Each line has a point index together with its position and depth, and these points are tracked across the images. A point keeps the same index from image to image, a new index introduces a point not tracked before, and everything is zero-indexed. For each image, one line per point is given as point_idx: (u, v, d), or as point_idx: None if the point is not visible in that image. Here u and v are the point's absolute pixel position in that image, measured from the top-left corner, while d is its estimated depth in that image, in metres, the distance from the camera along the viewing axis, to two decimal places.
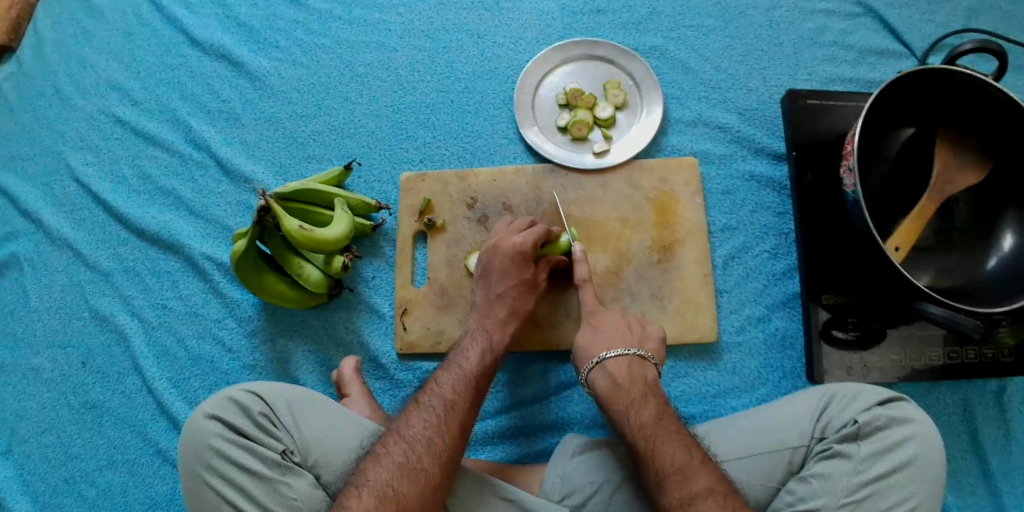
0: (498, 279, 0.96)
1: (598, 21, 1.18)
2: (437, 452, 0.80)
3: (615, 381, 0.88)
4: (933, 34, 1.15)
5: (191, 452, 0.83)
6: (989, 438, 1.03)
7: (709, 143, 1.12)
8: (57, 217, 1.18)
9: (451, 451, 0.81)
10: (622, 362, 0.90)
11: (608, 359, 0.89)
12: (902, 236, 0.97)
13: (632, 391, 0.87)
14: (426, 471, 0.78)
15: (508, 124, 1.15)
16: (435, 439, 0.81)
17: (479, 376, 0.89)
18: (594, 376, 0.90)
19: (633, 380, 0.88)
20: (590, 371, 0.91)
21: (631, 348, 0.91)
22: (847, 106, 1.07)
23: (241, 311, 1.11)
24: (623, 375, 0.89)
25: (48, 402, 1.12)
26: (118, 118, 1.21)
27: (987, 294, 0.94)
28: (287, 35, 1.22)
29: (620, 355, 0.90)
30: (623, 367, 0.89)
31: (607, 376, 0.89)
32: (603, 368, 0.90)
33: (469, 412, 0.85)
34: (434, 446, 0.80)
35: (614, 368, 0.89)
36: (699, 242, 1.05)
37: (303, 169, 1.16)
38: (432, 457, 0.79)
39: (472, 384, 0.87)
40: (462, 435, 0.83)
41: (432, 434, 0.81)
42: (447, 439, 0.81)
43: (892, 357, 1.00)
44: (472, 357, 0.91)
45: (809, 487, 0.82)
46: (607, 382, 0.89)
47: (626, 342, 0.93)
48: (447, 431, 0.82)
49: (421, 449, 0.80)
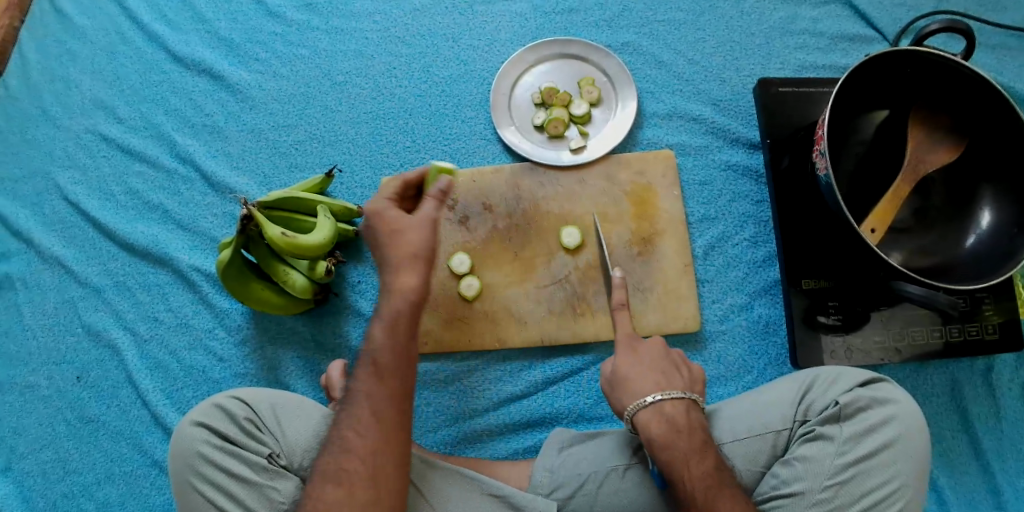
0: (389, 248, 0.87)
1: (571, 20, 1.19)
2: (349, 450, 0.79)
3: (675, 426, 0.81)
4: (904, 18, 1.16)
5: (178, 459, 0.84)
6: (979, 417, 1.03)
7: (685, 135, 1.13)
8: (48, 236, 1.20)
9: (366, 445, 0.79)
10: (680, 405, 0.83)
11: (665, 401, 0.82)
12: (877, 218, 0.97)
13: (692, 439, 0.80)
14: (345, 470, 0.78)
15: (485, 126, 1.16)
16: (346, 437, 0.79)
17: (380, 352, 0.83)
18: (645, 418, 0.83)
19: (692, 428, 0.82)
20: (641, 412, 0.83)
21: (686, 390, 0.85)
22: (819, 92, 1.08)
23: (230, 321, 1.13)
24: (681, 421, 0.82)
25: (45, 418, 1.13)
26: (104, 136, 1.23)
27: (964, 272, 0.95)
28: (266, 47, 1.24)
29: (677, 398, 0.84)
30: (682, 410, 0.83)
31: (665, 421, 0.82)
32: (659, 410, 0.83)
33: (379, 395, 0.81)
34: (348, 444, 0.79)
35: (674, 413, 0.82)
36: (678, 232, 1.07)
37: (286, 178, 1.18)
38: (349, 456, 0.78)
39: (373, 365, 0.82)
40: (373, 423, 0.79)
41: (343, 432, 0.80)
42: (358, 431, 0.79)
43: (875, 339, 1.00)
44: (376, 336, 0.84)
45: (793, 471, 0.81)
46: (664, 426, 0.81)
47: (674, 383, 0.86)
48: (356, 424, 0.80)
49: (337, 451, 0.79)
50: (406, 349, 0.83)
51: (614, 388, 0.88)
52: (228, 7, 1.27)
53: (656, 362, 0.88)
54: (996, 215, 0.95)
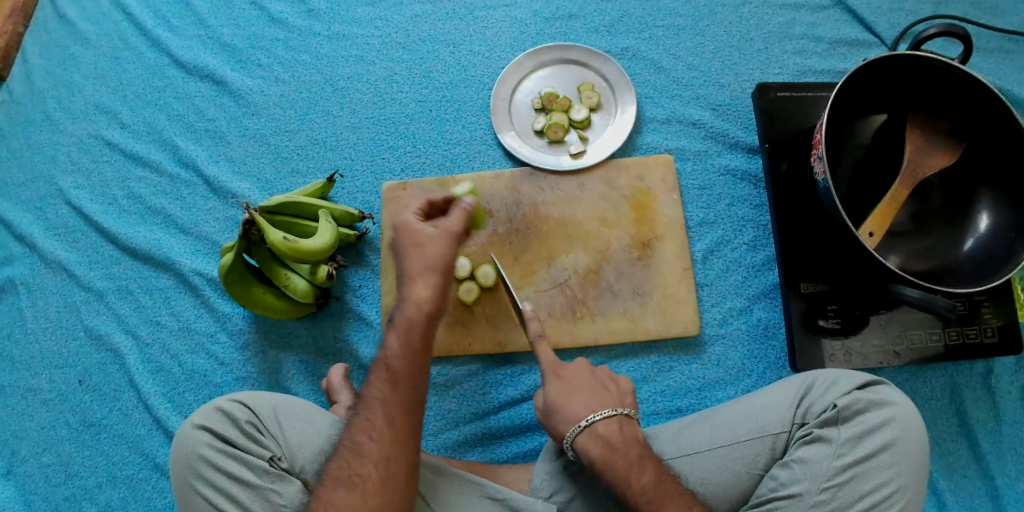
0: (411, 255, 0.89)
1: (571, 26, 1.20)
2: (360, 454, 0.80)
3: (610, 445, 0.83)
4: (902, 22, 1.17)
5: (181, 462, 0.85)
6: (978, 420, 1.03)
7: (684, 140, 1.14)
8: (51, 240, 1.20)
9: (379, 450, 0.80)
10: (612, 423, 0.85)
11: (599, 421, 0.84)
12: (875, 222, 0.97)
13: (630, 454, 0.83)
14: (359, 475, 0.79)
15: (486, 131, 1.17)
16: (359, 442, 0.81)
17: (393, 360, 0.85)
18: (582, 440, 0.84)
19: (628, 443, 0.84)
20: (579, 434, 0.84)
21: (616, 406, 0.87)
22: (817, 97, 1.08)
23: (232, 324, 1.13)
24: (616, 438, 0.84)
25: (47, 421, 1.13)
26: (107, 141, 1.24)
27: (962, 276, 0.95)
28: (268, 53, 1.25)
29: (609, 416, 0.85)
30: (614, 428, 0.85)
31: (600, 440, 0.84)
32: (593, 431, 0.84)
33: (393, 402, 0.83)
34: (360, 449, 0.80)
35: (608, 431, 0.84)
36: (677, 237, 1.07)
37: (288, 183, 1.18)
38: (361, 461, 0.80)
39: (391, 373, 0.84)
40: (386, 427, 0.81)
41: (355, 437, 0.82)
42: (370, 436, 0.81)
43: (874, 342, 1.00)
44: (391, 344, 0.86)
45: (791, 473, 0.82)
46: (600, 445, 0.84)
47: (608, 400, 0.87)
48: (369, 429, 0.81)
49: (348, 455, 0.80)
50: (418, 357, 0.85)
51: (547, 415, 0.88)
52: (231, 13, 1.28)
53: (584, 381, 0.89)
54: (994, 219, 0.96)
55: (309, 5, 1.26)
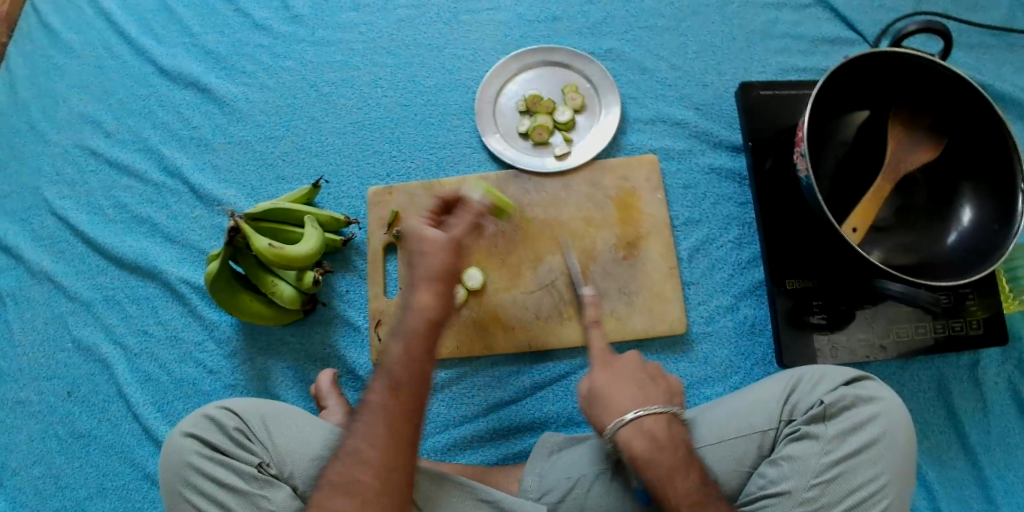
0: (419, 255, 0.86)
1: (554, 29, 1.21)
2: (365, 461, 0.78)
3: (656, 442, 0.81)
4: (883, 19, 1.18)
5: (170, 470, 0.85)
6: (966, 412, 1.04)
7: (669, 140, 1.14)
8: (37, 251, 1.20)
9: (385, 458, 0.78)
10: (661, 420, 0.82)
11: (648, 417, 0.81)
12: (859, 216, 0.99)
13: (677, 455, 0.80)
14: (361, 481, 0.77)
15: (471, 134, 1.17)
16: (364, 449, 0.78)
17: (399, 369, 0.82)
18: (625, 436, 0.81)
19: (672, 442, 0.81)
20: (625, 428, 0.81)
21: (667, 404, 0.84)
22: (798, 94, 1.09)
23: (220, 332, 1.13)
24: (662, 436, 0.81)
25: (35, 433, 1.13)
26: (92, 150, 1.24)
27: (947, 270, 0.96)
28: (253, 60, 1.25)
29: (660, 413, 0.83)
30: (661, 425, 0.82)
31: (647, 437, 0.81)
32: (640, 426, 0.81)
33: (399, 411, 0.80)
34: (363, 455, 0.78)
35: (654, 428, 0.82)
36: (662, 236, 1.08)
37: (274, 190, 1.18)
38: (361, 467, 0.77)
39: (392, 380, 0.81)
40: (389, 437, 0.79)
41: (360, 443, 0.79)
42: (376, 443, 0.78)
43: (860, 337, 1.01)
44: (394, 349, 0.83)
45: (779, 470, 0.82)
46: (644, 442, 0.81)
47: (655, 396, 0.85)
48: (373, 437, 0.79)
49: (352, 461, 0.78)
50: (421, 366, 0.82)
51: (591, 406, 0.85)
52: (214, 21, 1.28)
53: (633, 376, 0.86)
54: (977, 212, 0.96)
55: (293, 11, 1.26)
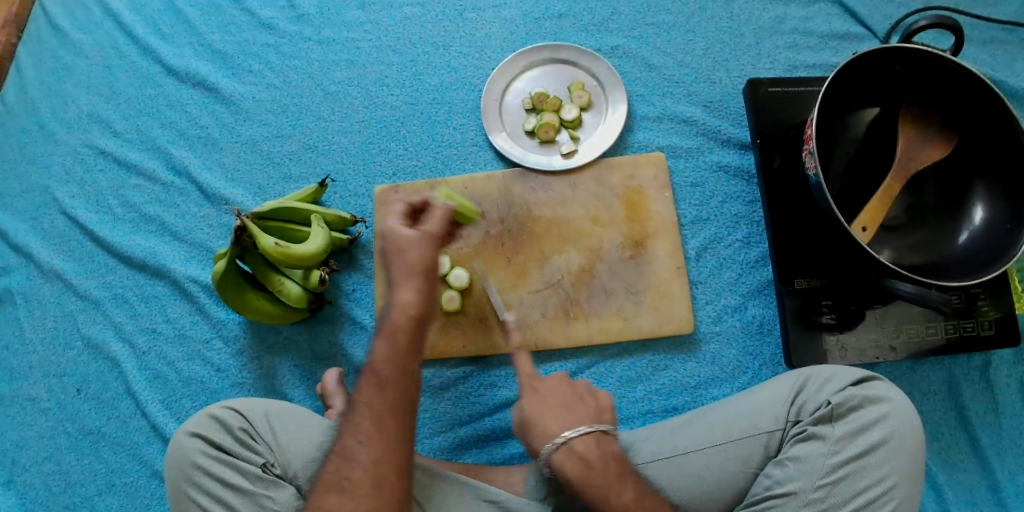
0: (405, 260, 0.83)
1: (560, 26, 1.20)
2: (353, 459, 0.77)
3: (586, 464, 0.80)
4: (894, 15, 1.16)
5: (176, 470, 0.85)
6: (977, 413, 1.03)
7: (676, 138, 1.13)
8: (47, 249, 1.21)
9: (374, 454, 0.77)
10: (590, 440, 0.81)
11: (576, 440, 0.79)
12: (870, 214, 0.97)
13: (609, 473, 0.80)
14: (348, 479, 0.76)
15: (477, 132, 1.17)
16: (351, 445, 0.78)
17: (388, 367, 0.80)
18: (559, 458, 0.80)
19: (605, 461, 0.80)
20: (555, 452, 0.80)
21: (594, 423, 0.82)
22: (808, 91, 1.08)
23: (227, 330, 1.13)
24: (594, 457, 0.80)
25: (46, 430, 1.14)
26: (101, 150, 1.25)
27: (958, 269, 0.94)
28: (259, 59, 1.25)
29: (587, 434, 0.81)
30: (591, 445, 0.81)
31: (577, 459, 0.80)
32: (570, 449, 0.80)
33: (388, 408, 0.79)
34: (351, 452, 0.77)
35: (585, 449, 0.80)
36: (670, 235, 1.07)
37: (280, 188, 1.19)
38: (352, 465, 0.77)
39: (383, 376, 0.79)
40: (378, 434, 0.77)
41: (347, 442, 0.78)
42: (364, 441, 0.77)
43: (870, 337, 1.00)
44: (383, 348, 0.81)
45: (786, 471, 0.81)
46: (576, 465, 0.80)
47: (584, 416, 0.83)
48: (359, 434, 0.78)
49: (341, 459, 0.77)
50: (408, 361, 0.81)
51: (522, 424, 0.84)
52: (221, 20, 1.28)
53: (564, 399, 0.85)
54: (989, 211, 0.95)
55: (298, 10, 1.26)
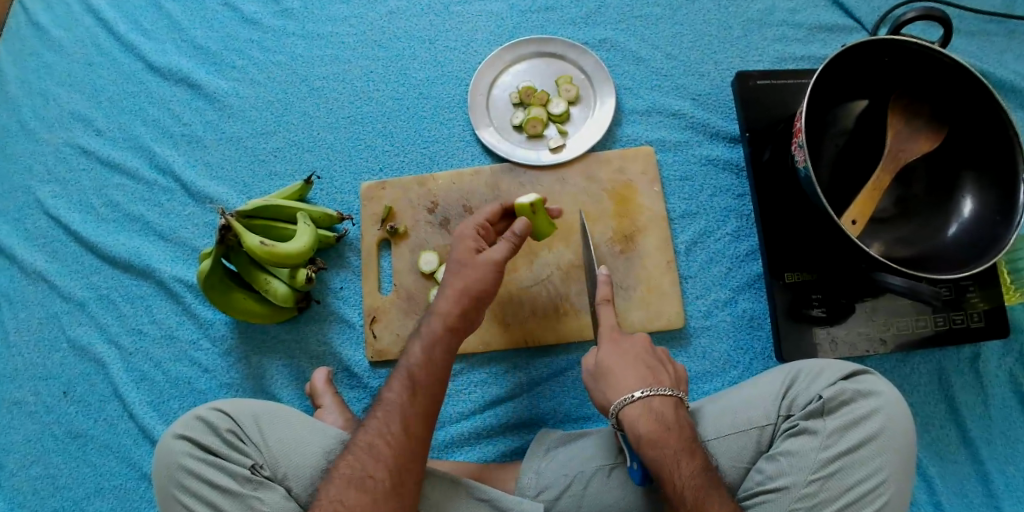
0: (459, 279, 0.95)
1: (547, 19, 1.19)
2: (381, 457, 0.80)
3: (664, 423, 0.81)
4: (882, 6, 1.16)
5: (164, 474, 0.84)
6: (967, 404, 1.03)
7: (665, 131, 1.13)
8: (30, 250, 1.19)
9: (397, 452, 0.81)
10: (668, 403, 0.82)
11: (658, 396, 0.82)
12: (859, 207, 0.96)
13: (683, 437, 0.80)
14: (372, 478, 0.79)
15: (464, 127, 1.16)
16: (378, 443, 0.81)
17: (415, 370, 0.85)
18: (633, 414, 0.81)
19: (681, 424, 0.81)
20: (630, 407, 0.82)
21: (674, 389, 0.84)
22: (796, 84, 1.07)
23: (214, 331, 1.12)
24: (671, 418, 0.81)
25: (33, 434, 1.12)
26: (83, 149, 1.23)
27: (945, 262, 0.95)
28: (243, 55, 1.23)
29: (667, 395, 0.83)
30: (669, 407, 0.82)
31: (653, 416, 0.81)
32: (648, 406, 0.81)
33: (413, 409, 0.83)
34: (376, 451, 0.81)
35: (663, 409, 0.82)
36: (659, 229, 1.06)
37: (265, 186, 1.17)
38: (377, 463, 0.80)
39: (410, 380, 0.84)
40: (404, 437, 0.81)
41: (373, 440, 0.82)
42: (390, 440, 0.81)
43: (860, 330, 1.00)
44: (414, 353, 0.86)
45: (777, 466, 0.81)
46: (652, 422, 0.80)
47: (661, 381, 0.84)
48: (387, 435, 0.81)
49: (365, 457, 0.80)
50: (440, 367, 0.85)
51: (598, 380, 0.86)
52: (204, 15, 1.26)
53: (641, 357, 0.86)
54: (978, 204, 0.94)
55: (282, 5, 1.24)
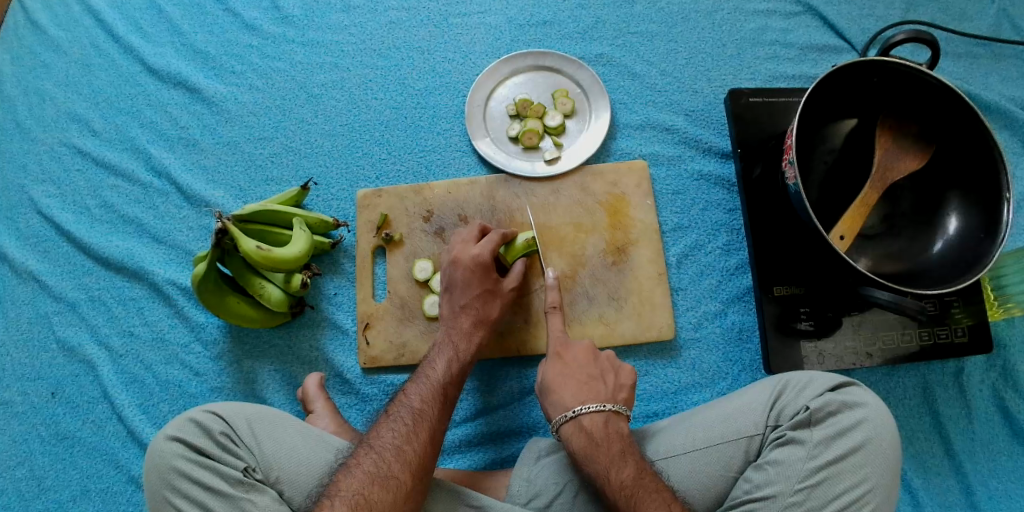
0: (462, 288, 0.98)
1: (545, 33, 1.21)
2: (406, 460, 0.81)
3: (592, 439, 0.85)
4: (871, 28, 1.19)
5: (155, 476, 0.83)
6: (951, 419, 1.04)
7: (658, 146, 1.15)
8: (22, 250, 1.19)
9: (422, 457, 0.82)
10: (598, 417, 0.87)
11: (584, 414, 0.86)
12: (847, 224, 0.97)
13: (611, 450, 0.84)
14: (396, 479, 0.79)
15: (461, 137, 1.17)
16: (404, 447, 0.82)
17: (446, 386, 0.91)
18: (568, 433, 0.87)
19: (610, 437, 0.85)
20: (563, 427, 0.87)
21: (607, 402, 0.88)
22: (788, 102, 1.09)
23: (206, 334, 1.12)
24: (598, 431, 0.86)
25: (18, 435, 1.12)
26: (79, 149, 1.23)
27: (929, 278, 0.96)
28: (242, 61, 1.24)
29: (595, 411, 0.87)
30: (599, 422, 0.86)
31: (583, 434, 0.86)
32: (578, 423, 0.87)
33: (440, 420, 0.87)
34: (404, 454, 0.81)
35: (593, 426, 0.86)
36: (651, 241, 1.08)
37: (262, 191, 1.18)
38: (401, 464, 0.80)
39: (439, 393, 0.89)
40: (430, 444, 0.84)
41: (400, 442, 0.82)
42: (416, 446, 0.83)
43: (847, 344, 1.01)
44: (440, 367, 0.93)
45: (765, 475, 0.82)
46: (582, 439, 0.86)
47: (598, 396, 0.89)
48: (416, 439, 0.83)
49: (390, 458, 0.81)
50: (456, 379, 0.92)
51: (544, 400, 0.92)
52: (204, 20, 1.27)
53: (585, 369, 0.92)
54: (963, 220, 0.96)
55: (283, 12, 1.26)
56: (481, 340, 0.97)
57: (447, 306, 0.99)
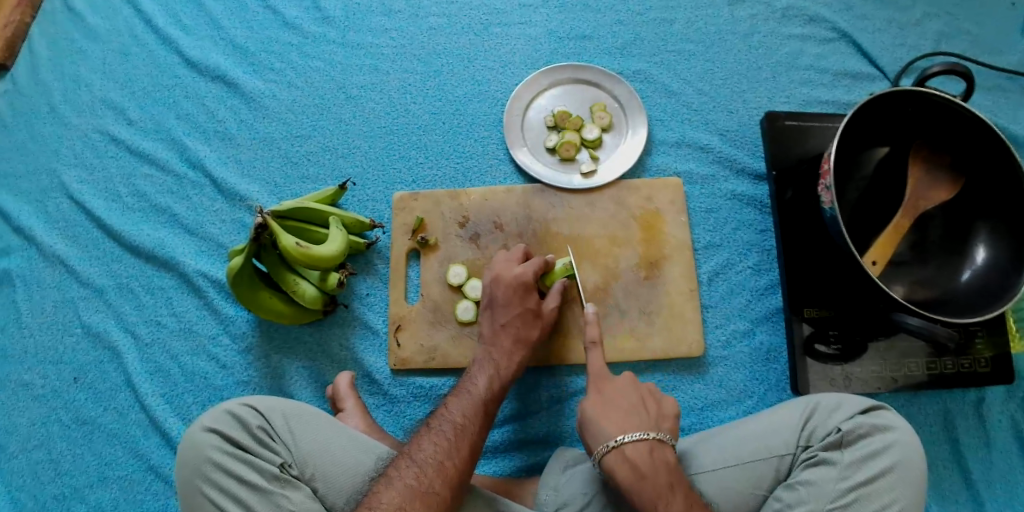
0: (499, 298, 1.00)
1: (583, 46, 1.23)
2: (448, 476, 0.82)
3: (638, 471, 0.81)
4: (904, 58, 1.21)
5: (189, 467, 0.84)
6: (970, 447, 1.06)
7: (693, 163, 1.16)
8: (49, 233, 1.20)
9: (462, 473, 0.84)
10: (641, 446, 0.82)
11: (627, 444, 0.82)
12: (880, 249, 0.99)
13: (658, 483, 0.80)
14: (438, 494, 0.81)
15: (497, 146, 1.19)
16: (446, 463, 0.83)
17: (487, 402, 0.92)
18: (612, 464, 0.82)
19: (656, 469, 0.82)
20: (606, 457, 0.83)
21: (650, 430, 0.84)
22: (823, 127, 1.11)
23: (235, 327, 1.13)
24: (643, 463, 0.82)
25: (38, 418, 1.12)
26: (113, 137, 1.24)
27: (956, 306, 0.98)
28: (282, 58, 1.26)
29: (638, 440, 0.82)
30: (643, 453, 0.82)
31: (630, 466, 0.82)
32: (621, 452, 0.82)
33: (479, 436, 0.88)
34: (445, 470, 0.82)
35: (637, 457, 0.82)
36: (683, 258, 1.09)
37: (297, 188, 1.19)
38: (443, 481, 0.82)
39: (481, 409, 0.90)
40: (471, 459, 0.85)
41: (443, 458, 0.83)
42: (458, 463, 0.84)
43: (873, 368, 1.03)
44: (480, 384, 0.94)
45: (796, 494, 0.83)
46: (627, 470, 0.81)
47: (643, 421, 0.85)
48: (457, 455, 0.84)
49: (433, 474, 0.82)
50: (496, 395, 0.93)
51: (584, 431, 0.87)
52: (245, 16, 1.29)
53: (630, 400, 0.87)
54: (991, 252, 0.98)
55: (324, 12, 1.27)
56: (521, 360, 0.97)
57: (488, 323, 1.00)
